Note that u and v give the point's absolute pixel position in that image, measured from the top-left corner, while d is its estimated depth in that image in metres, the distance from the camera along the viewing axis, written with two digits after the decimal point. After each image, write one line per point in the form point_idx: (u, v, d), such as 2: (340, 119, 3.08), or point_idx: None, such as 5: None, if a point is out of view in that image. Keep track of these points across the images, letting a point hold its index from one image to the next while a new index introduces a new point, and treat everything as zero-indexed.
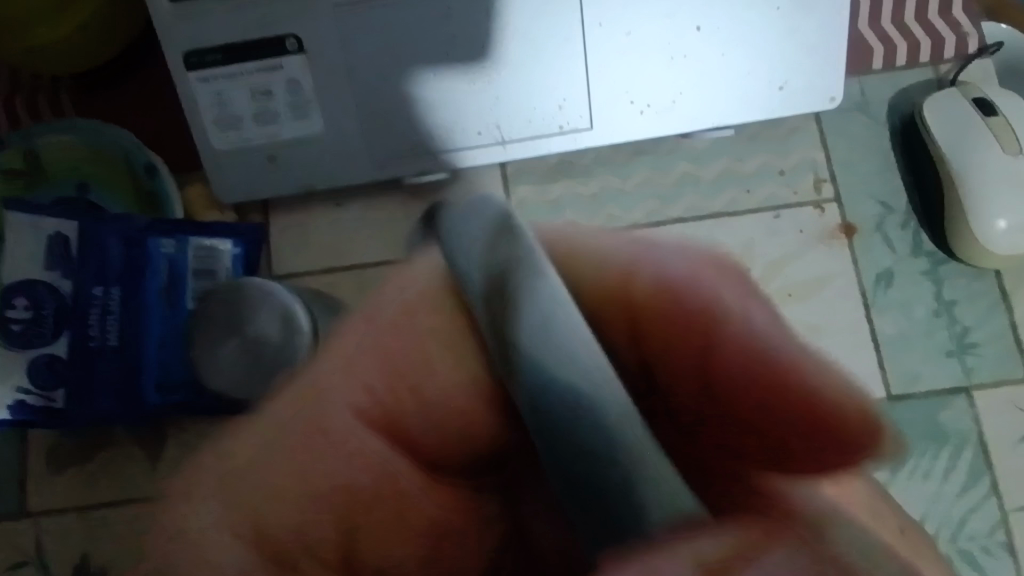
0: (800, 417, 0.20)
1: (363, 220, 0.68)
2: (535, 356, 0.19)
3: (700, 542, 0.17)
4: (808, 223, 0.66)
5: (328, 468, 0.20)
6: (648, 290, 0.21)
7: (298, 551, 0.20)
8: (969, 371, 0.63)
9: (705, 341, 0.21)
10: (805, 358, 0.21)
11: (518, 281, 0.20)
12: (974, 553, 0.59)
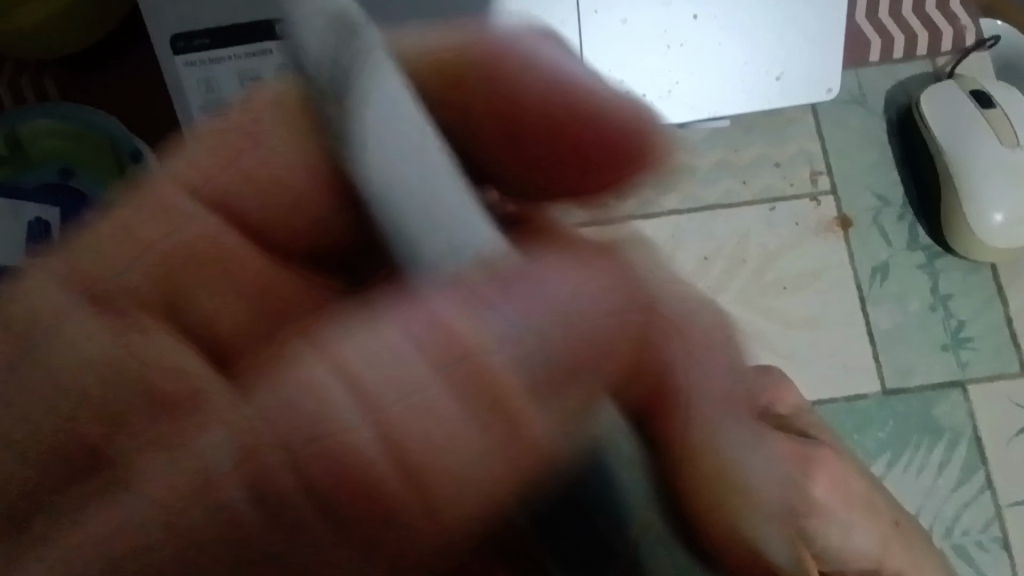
0: (582, 145, 0.29)
1: None
2: (376, 147, 0.20)
3: (503, 278, 0.21)
4: (804, 215, 0.65)
5: (170, 226, 0.26)
6: (477, 66, 0.26)
7: (129, 297, 0.24)
8: (963, 365, 0.62)
9: (510, 91, 0.27)
10: (584, 105, 0.28)
11: (357, 81, 0.20)
12: (968, 548, 0.59)
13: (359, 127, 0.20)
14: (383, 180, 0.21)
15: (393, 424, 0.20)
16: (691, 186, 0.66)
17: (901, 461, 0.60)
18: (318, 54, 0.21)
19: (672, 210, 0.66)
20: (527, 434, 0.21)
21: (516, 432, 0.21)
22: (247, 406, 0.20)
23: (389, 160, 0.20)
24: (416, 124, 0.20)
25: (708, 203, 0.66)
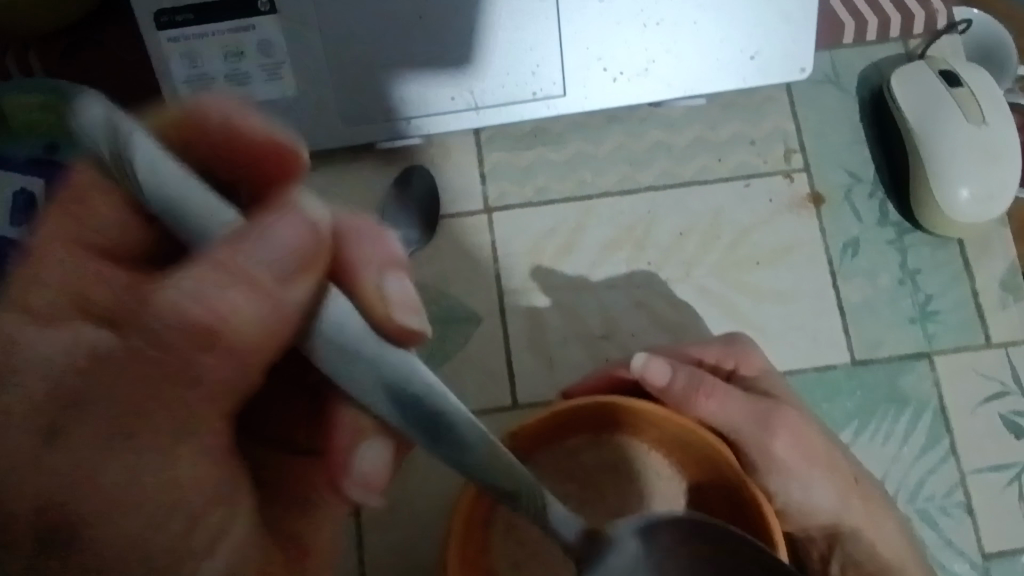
0: (255, 166, 0.32)
1: (333, 182, 0.67)
2: (155, 191, 0.25)
3: (249, 243, 0.26)
4: (778, 192, 0.67)
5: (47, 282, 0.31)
6: (201, 127, 0.31)
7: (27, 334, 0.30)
8: (930, 338, 0.64)
9: (217, 143, 0.31)
10: (248, 132, 0.32)
11: (127, 152, 0.25)
12: (932, 513, 0.61)
13: (142, 189, 0.25)
14: (166, 211, 0.26)
15: (197, 293, 0.26)
16: (668, 164, 0.68)
17: (868, 430, 0.62)
18: (96, 137, 0.26)
19: (649, 185, 0.67)
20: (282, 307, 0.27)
21: (252, 298, 0.27)
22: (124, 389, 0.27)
23: (161, 190, 0.25)
24: (182, 173, 0.26)
25: (684, 179, 0.67)
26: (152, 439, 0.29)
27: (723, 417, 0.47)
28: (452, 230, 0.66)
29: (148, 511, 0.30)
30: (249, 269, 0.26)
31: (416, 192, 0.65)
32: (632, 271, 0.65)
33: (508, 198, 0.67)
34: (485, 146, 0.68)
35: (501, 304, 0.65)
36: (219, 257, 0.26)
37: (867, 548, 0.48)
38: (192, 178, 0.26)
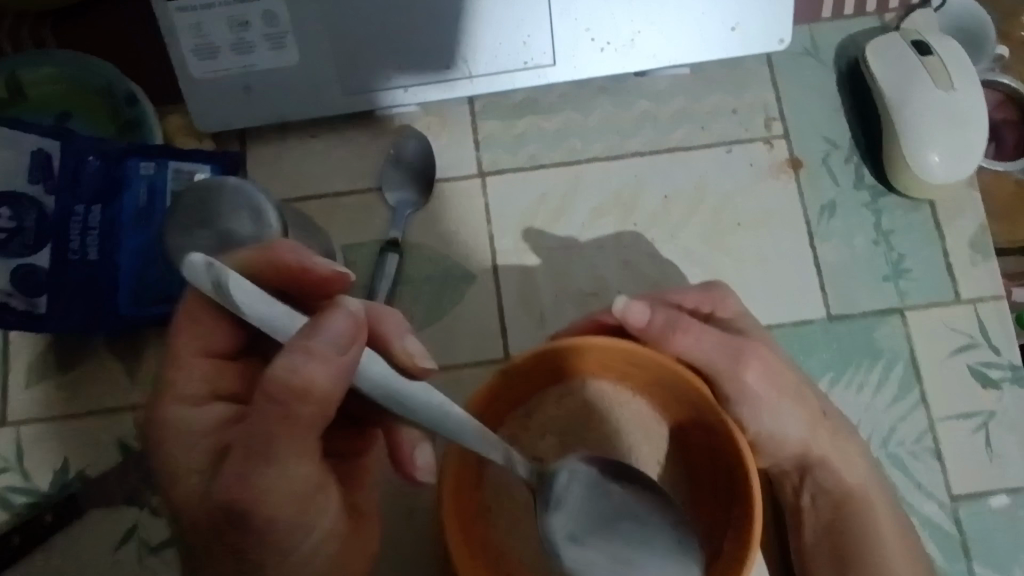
0: (315, 288, 0.45)
1: (333, 150, 0.70)
2: (264, 327, 0.36)
3: (314, 333, 0.38)
4: (759, 158, 0.70)
5: (186, 378, 0.47)
6: (270, 263, 0.44)
7: (191, 417, 0.45)
8: (902, 294, 0.67)
9: (284, 274, 0.44)
10: (307, 261, 0.45)
11: (245, 309, 0.35)
12: (902, 456, 0.65)
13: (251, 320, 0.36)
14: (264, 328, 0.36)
15: (291, 368, 0.38)
16: (654, 133, 0.70)
17: (843, 381, 0.65)
18: (213, 291, 0.34)
19: (636, 152, 0.70)
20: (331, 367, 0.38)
21: (325, 366, 0.38)
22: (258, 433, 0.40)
23: (263, 319, 0.36)
24: (278, 309, 0.36)
25: (670, 147, 0.70)
26: (279, 459, 0.40)
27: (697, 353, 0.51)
28: (446, 195, 0.69)
29: (279, 513, 0.41)
30: (321, 348, 0.38)
31: (412, 158, 0.68)
32: (620, 233, 0.68)
33: (500, 164, 0.70)
34: (478, 116, 0.71)
35: (494, 265, 0.68)
36: (299, 348, 0.38)
37: (836, 475, 0.53)
38: (284, 308, 0.37)
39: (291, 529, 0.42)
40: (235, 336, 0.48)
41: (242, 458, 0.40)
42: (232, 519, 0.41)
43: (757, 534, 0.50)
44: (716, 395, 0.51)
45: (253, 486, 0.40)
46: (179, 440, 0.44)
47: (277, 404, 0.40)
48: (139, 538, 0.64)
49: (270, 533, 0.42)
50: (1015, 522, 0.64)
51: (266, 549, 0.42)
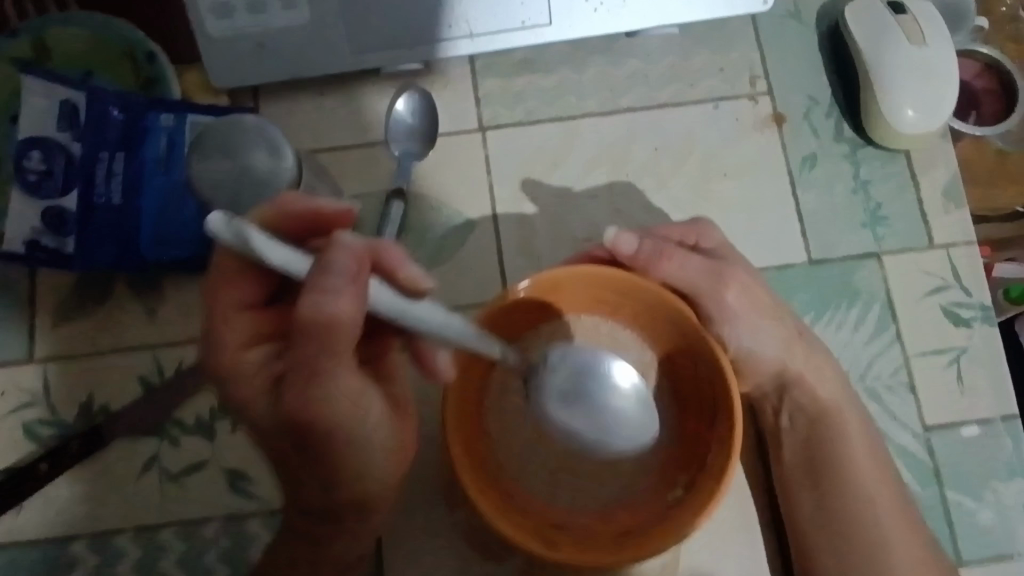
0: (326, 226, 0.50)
1: (341, 106, 0.74)
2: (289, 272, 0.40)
3: (328, 272, 0.41)
4: (744, 113, 0.74)
5: (234, 331, 0.50)
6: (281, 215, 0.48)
7: (252, 364, 0.50)
8: (879, 240, 0.71)
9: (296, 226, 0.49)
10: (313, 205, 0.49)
11: (274, 258, 0.38)
12: (878, 390, 0.69)
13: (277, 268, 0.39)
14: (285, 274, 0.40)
15: (318, 309, 0.42)
16: (645, 90, 0.74)
17: (823, 320, 0.69)
18: (241, 247, 0.37)
19: (628, 108, 0.74)
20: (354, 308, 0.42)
21: (348, 303, 0.42)
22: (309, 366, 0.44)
23: (287, 266, 0.39)
24: (297, 257, 0.40)
25: (660, 103, 0.74)
26: (330, 382, 0.45)
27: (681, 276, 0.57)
28: (448, 148, 0.73)
29: (338, 430, 0.46)
30: (339, 285, 0.41)
31: (415, 111, 0.70)
32: (613, 183, 0.72)
33: (500, 119, 0.74)
34: (479, 74, 0.75)
35: (494, 213, 0.72)
36: (314, 290, 0.41)
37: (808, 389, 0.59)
38: (300, 255, 0.40)
39: (351, 436, 0.48)
40: (265, 282, 0.50)
41: (295, 389, 0.45)
42: (302, 438, 0.46)
43: (739, 443, 0.55)
44: (698, 315, 0.57)
45: (311, 407, 0.45)
46: (242, 385, 0.50)
47: (310, 339, 0.43)
48: (159, 466, 0.69)
49: (337, 444, 0.47)
50: (982, 450, 0.68)
51: (336, 459, 0.48)
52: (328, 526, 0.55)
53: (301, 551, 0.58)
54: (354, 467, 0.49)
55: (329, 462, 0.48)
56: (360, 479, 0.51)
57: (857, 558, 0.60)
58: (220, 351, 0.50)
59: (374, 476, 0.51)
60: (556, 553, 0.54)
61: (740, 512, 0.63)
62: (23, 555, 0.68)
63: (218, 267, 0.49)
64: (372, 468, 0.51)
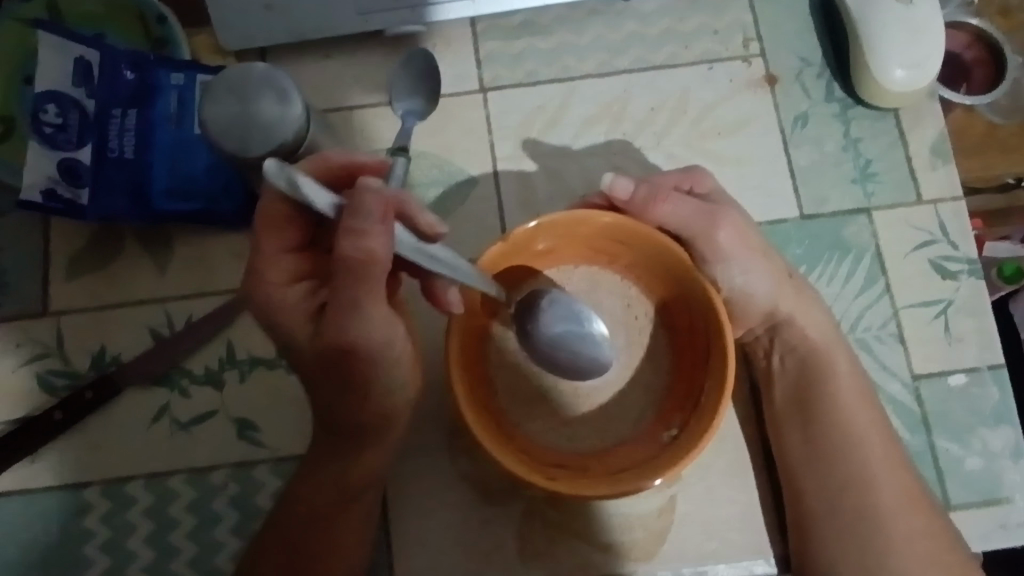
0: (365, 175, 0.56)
1: (346, 67, 0.76)
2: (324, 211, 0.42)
3: (364, 217, 0.45)
4: (738, 73, 0.76)
5: (274, 270, 0.53)
6: (328, 166, 0.54)
7: (291, 299, 0.53)
8: (869, 195, 0.73)
9: (342, 176, 0.55)
10: (356, 158, 0.55)
11: (315, 202, 0.40)
12: (869, 341, 0.70)
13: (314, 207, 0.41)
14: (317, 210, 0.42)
15: (356, 247, 0.46)
16: (642, 51, 0.76)
17: (815, 272, 0.72)
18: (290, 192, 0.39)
19: (625, 69, 0.76)
20: (384, 250, 0.46)
21: (380, 244, 0.46)
22: (354, 297, 0.50)
23: (323, 206, 0.42)
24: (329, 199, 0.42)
25: (656, 64, 0.76)
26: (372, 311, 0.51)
27: (674, 219, 0.61)
28: (451, 108, 0.75)
29: (375, 354, 0.53)
30: (371, 228, 0.45)
31: (417, 71, 0.73)
32: (610, 140, 0.74)
33: (501, 80, 0.76)
34: (480, 37, 0.77)
35: (495, 169, 0.74)
36: (351, 230, 0.45)
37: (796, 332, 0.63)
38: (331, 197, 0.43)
39: (382, 359, 0.54)
40: (303, 227, 0.53)
41: (336, 316, 0.51)
42: (341, 359, 0.52)
43: (730, 377, 0.57)
44: (690, 255, 0.59)
45: (351, 331, 0.51)
46: (284, 317, 0.53)
47: (352, 273, 0.48)
48: (170, 415, 0.70)
49: (370, 364, 0.53)
50: (970, 398, 0.69)
51: (369, 378, 0.54)
52: (351, 448, 0.60)
53: (324, 476, 0.60)
54: (382, 386, 0.56)
55: (361, 381, 0.54)
56: (388, 399, 0.57)
57: (845, 494, 0.62)
58: (265, 287, 0.53)
59: (399, 396, 0.57)
60: (549, 483, 0.56)
61: (733, 445, 0.67)
62: (33, 504, 0.68)
63: (263, 209, 0.52)
64: (396, 389, 0.57)
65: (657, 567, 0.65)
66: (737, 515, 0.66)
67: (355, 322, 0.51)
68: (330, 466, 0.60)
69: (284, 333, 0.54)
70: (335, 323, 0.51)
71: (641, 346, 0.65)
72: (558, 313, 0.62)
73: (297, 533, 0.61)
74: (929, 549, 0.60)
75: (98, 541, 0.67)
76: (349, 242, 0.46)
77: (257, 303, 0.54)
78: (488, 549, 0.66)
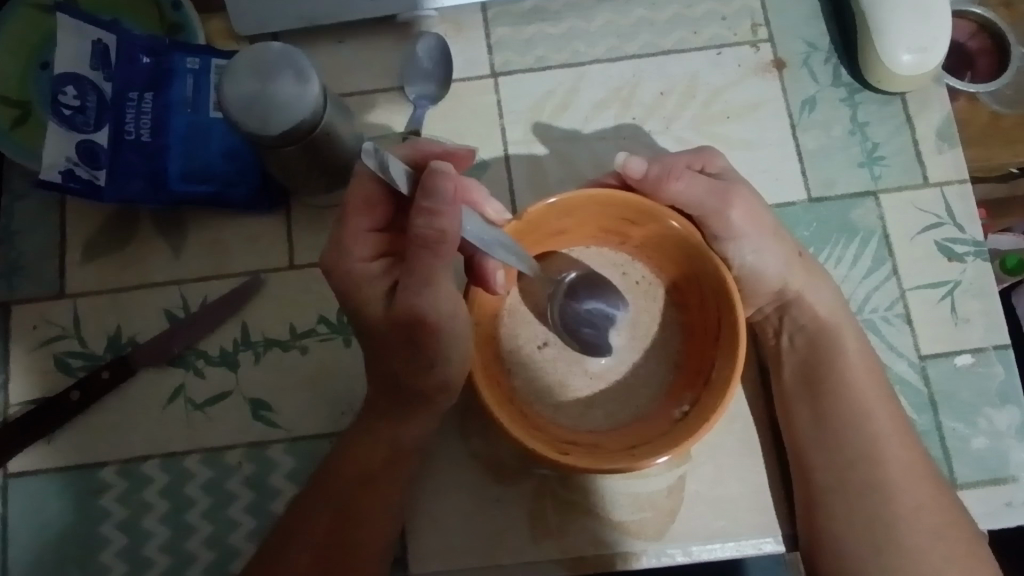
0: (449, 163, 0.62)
1: (358, 53, 0.77)
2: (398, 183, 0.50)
3: (437, 196, 0.50)
4: (746, 58, 0.77)
5: (355, 246, 0.57)
6: (414, 154, 0.61)
7: (368, 273, 0.57)
8: (876, 178, 0.74)
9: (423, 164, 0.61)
10: (445, 148, 0.62)
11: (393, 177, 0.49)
12: (876, 322, 0.71)
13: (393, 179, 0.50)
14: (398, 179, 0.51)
15: (429, 224, 0.51)
16: (651, 36, 0.77)
17: (823, 254, 0.72)
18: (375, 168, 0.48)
19: (634, 54, 0.77)
20: (451, 230, 0.51)
21: (450, 223, 0.51)
22: (430, 267, 0.53)
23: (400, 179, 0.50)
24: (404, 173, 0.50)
25: (665, 49, 0.77)
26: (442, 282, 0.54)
27: (687, 196, 0.61)
28: (462, 92, 0.76)
29: (440, 328, 0.55)
30: (440, 209, 0.50)
31: (429, 57, 0.75)
32: (619, 124, 0.75)
33: (512, 65, 0.77)
34: (491, 22, 0.78)
35: (506, 153, 0.74)
36: (425, 210, 0.50)
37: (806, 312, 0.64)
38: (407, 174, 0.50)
39: (444, 332, 0.55)
40: (387, 209, 0.58)
41: (406, 286, 0.54)
42: (408, 329, 0.55)
43: (740, 350, 0.57)
44: (702, 235, 0.60)
45: (419, 301, 0.54)
46: (361, 290, 0.57)
47: (423, 249, 0.52)
48: (185, 396, 0.70)
49: (434, 337, 0.55)
50: (977, 378, 0.70)
51: (432, 351, 0.56)
52: (403, 419, 0.62)
53: (369, 447, 0.62)
54: (443, 361, 0.56)
55: (424, 353, 0.56)
56: (446, 374, 0.57)
57: (853, 469, 0.63)
58: (348, 261, 0.57)
59: (456, 371, 0.57)
60: (564, 457, 0.56)
61: (743, 425, 0.68)
62: (51, 483, 0.69)
63: (354, 191, 0.57)
64: (455, 365, 0.57)
65: (667, 544, 0.66)
66: (746, 493, 0.67)
67: (428, 293, 0.54)
68: (376, 433, 0.62)
69: (359, 305, 0.57)
70: (411, 294, 0.54)
71: (658, 327, 0.66)
72: (586, 289, 0.65)
73: (319, 507, 0.62)
74: (935, 524, 0.61)
75: (115, 520, 0.68)
76: (422, 217, 0.51)
77: (336, 276, 0.57)
78: (501, 528, 0.66)
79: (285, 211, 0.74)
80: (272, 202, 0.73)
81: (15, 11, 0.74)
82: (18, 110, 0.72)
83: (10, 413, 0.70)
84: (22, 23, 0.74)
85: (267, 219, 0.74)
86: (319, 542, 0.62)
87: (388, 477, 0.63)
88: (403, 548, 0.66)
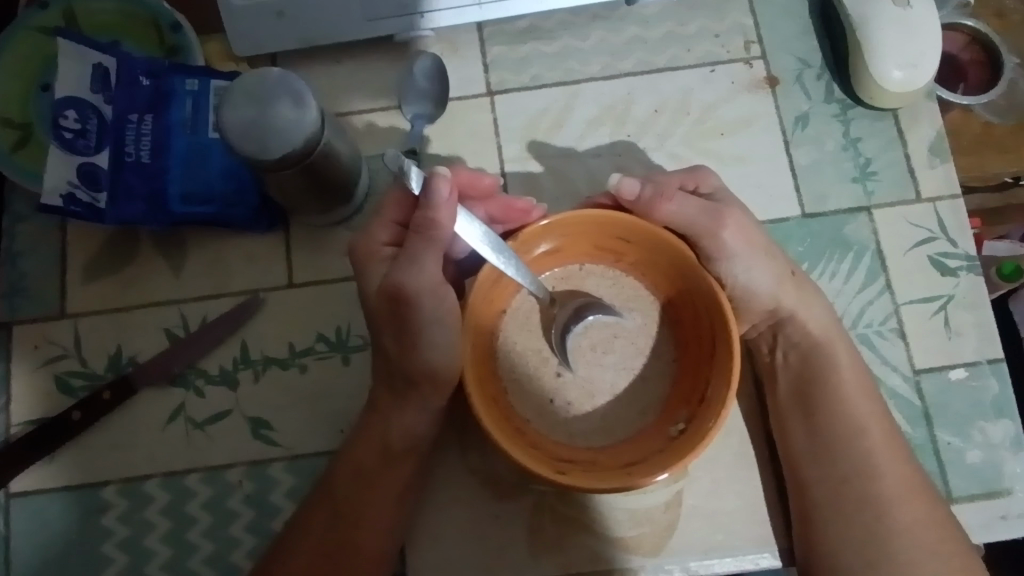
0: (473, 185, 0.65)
1: (357, 71, 0.78)
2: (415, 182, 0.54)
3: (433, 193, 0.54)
4: (739, 75, 0.78)
5: (376, 230, 0.61)
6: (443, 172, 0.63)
7: (377, 256, 0.61)
8: (868, 194, 0.75)
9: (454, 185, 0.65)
10: (479, 175, 0.64)
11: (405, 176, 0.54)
12: (870, 336, 0.72)
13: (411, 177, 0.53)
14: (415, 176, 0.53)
15: (425, 219, 0.56)
16: (644, 54, 0.78)
17: (817, 270, 0.73)
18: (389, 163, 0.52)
19: (627, 72, 0.78)
20: (444, 225, 0.55)
21: (444, 220, 0.55)
22: (423, 254, 0.57)
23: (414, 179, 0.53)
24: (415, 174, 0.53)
25: (657, 67, 0.78)
26: (427, 269, 0.58)
27: (679, 217, 0.62)
28: (458, 111, 0.77)
29: (423, 308, 0.58)
30: (432, 206, 0.55)
31: (425, 76, 0.75)
32: (614, 142, 0.76)
33: (507, 84, 0.77)
34: (486, 41, 0.79)
35: (502, 171, 0.75)
36: (423, 203, 0.55)
37: (803, 328, 0.65)
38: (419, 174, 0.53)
39: (428, 312, 0.58)
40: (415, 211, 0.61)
41: (400, 266, 0.58)
42: (397, 305, 0.58)
43: (735, 372, 0.57)
44: (697, 256, 0.61)
45: (407, 279, 0.57)
46: (367, 265, 0.61)
47: (419, 235, 0.57)
48: (186, 415, 0.71)
49: (419, 315, 0.58)
50: (970, 391, 0.71)
51: (415, 328, 0.59)
52: (393, 422, 0.63)
53: (365, 455, 0.63)
54: (427, 342, 0.59)
55: (411, 330, 0.59)
56: (433, 358, 0.60)
57: (848, 485, 0.63)
58: (366, 240, 0.61)
59: (441, 356, 0.59)
60: (560, 475, 0.56)
61: (739, 440, 0.69)
62: (52, 502, 0.69)
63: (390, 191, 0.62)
64: (439, 349, 0.59)
65: (666, 560, 0.66)
66: (743, 507, 0.67)
67: (414, 275, 0.57)
68: (370, 441, 0.63)
69: (365, 280, 0.61)
70: (401, 274, 0.58)
71: (654, 346, 0.66)
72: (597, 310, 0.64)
73: (319, 523, 0.63)
74: (931, 539, 0.61)
75: (116, 540, 0.69)
76: (421, 210, 0.55)
77: (354, 252, 0.61)
78: (499, 545, 0.67)
79: (284, 230, 0.75)
80: (271, 220, 0.73)
81: (15, 34, 0.75)
82: (19, 132, 0.73)
83: (11, 433, 0.71)
84: (22, 47, 0.75)
85: (265, 237, 0.75)
86: (316, 555, 0.62)
87: (387, 492, 0.63)
88: (402, 565, 0.67)
